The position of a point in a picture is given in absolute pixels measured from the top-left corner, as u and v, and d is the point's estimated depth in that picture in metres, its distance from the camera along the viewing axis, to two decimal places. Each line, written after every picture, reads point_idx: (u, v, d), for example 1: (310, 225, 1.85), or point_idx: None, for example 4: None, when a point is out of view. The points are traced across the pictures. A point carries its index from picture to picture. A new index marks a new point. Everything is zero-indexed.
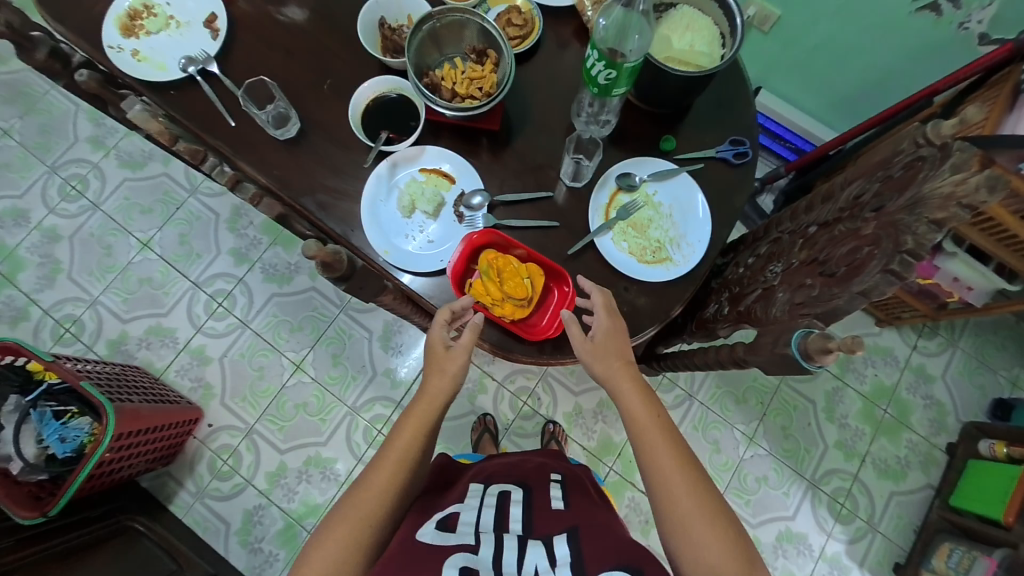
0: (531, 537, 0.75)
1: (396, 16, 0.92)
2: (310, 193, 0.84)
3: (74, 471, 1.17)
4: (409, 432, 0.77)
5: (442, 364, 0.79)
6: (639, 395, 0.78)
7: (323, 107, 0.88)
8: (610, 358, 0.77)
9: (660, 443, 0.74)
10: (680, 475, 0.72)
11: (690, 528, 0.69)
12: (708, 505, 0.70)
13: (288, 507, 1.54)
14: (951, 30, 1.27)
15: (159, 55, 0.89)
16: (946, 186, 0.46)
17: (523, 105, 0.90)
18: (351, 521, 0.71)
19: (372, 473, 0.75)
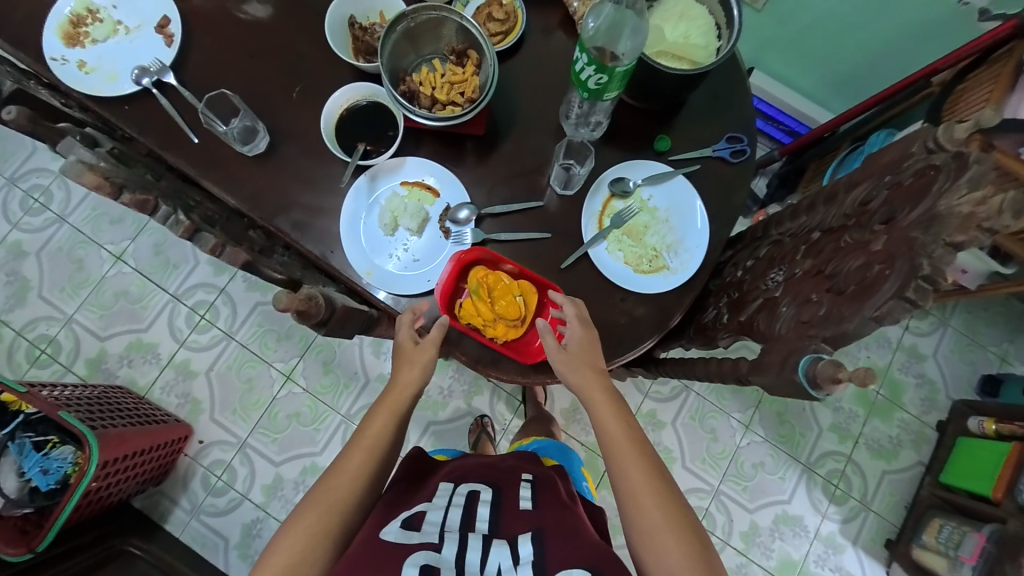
0: (496, 536, 0.73)
1: (367, 13, 0.84)
2: (285, 211, 0.79)
3: (61, 503, 1.14)
4: (380, 420, 0.80)
5: (415, 359, 0.78)
6: (610, 404, 0.76)
7: (292, 115, 0.82)
8: (579, 367, 0.75)
9: (628, 452, 0.74)
10: (647, 485, 0.71)
11: (654, 537, 0.68)
12: (674, 515, 0.69)
13: None
14: (951, 6, 1.21)
15: (109, 67, 0.81)
16: (964, 205, 0.43)
17: (508, 106, 0.85)
18: (319, 509, 0.72)
19: (344, 461, 0.77)
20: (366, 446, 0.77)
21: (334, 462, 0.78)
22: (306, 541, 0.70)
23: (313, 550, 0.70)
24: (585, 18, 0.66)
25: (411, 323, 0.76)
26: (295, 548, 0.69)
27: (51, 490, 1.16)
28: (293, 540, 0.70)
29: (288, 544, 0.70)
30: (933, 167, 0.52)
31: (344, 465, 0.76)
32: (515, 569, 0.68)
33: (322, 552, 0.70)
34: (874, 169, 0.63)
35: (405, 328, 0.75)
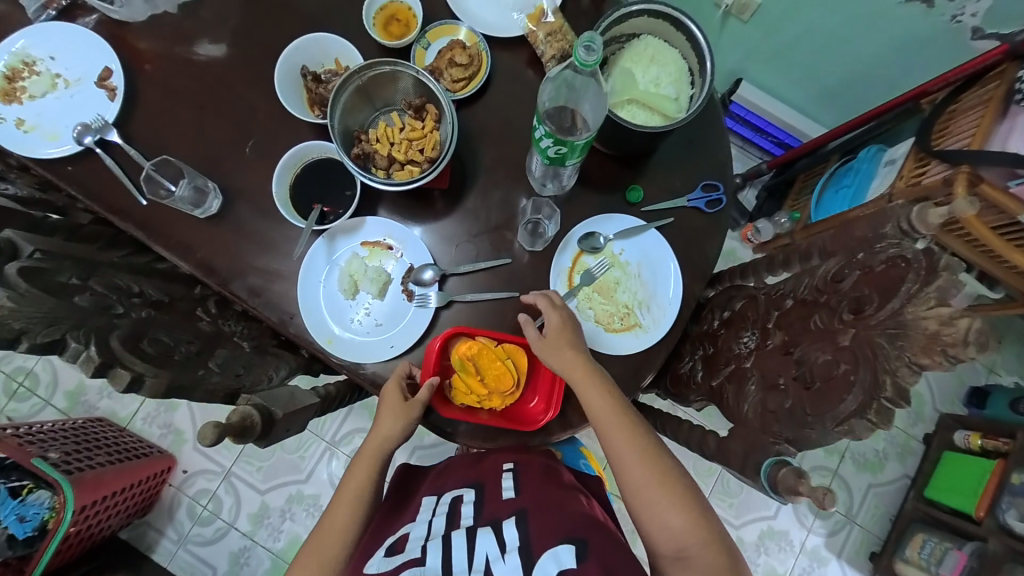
0: (480, 524, 0.70)
1: (321, 62, 0.80)
2: (242, 275, 0.75)
3: (40, 548, 1.13)
4: (358, 477, 0.75)
5: (396, 412, 0.72)
6: (590, 380, 0.68)
7: (245, 172, 0.78)
8: (558, 344, 0.71)
9: (615, 429, 0.67)
10: (636, 453, 0.66)
11: (650, 505, 0.64)
12: (666, 476, 0.65)
13: (274, 547, 1.52)
14: (940, 22, 1.12)
15: (50, 124, 0.77)
16: (931, 321, 0.42)
17: (472, 156, 0.81)
18: (316, 559, 0.71)
19: (328, 517, 0.74)
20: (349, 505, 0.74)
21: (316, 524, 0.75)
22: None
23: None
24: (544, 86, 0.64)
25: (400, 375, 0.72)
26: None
27: (29, 538, 1.15)
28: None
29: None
30: (903, 258, 0.49)
31: (328, 522, 0.73)
32: (503, 559, 0.63)
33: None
34: (848, 241, 0.59)
35: (393, 389, 0.72)
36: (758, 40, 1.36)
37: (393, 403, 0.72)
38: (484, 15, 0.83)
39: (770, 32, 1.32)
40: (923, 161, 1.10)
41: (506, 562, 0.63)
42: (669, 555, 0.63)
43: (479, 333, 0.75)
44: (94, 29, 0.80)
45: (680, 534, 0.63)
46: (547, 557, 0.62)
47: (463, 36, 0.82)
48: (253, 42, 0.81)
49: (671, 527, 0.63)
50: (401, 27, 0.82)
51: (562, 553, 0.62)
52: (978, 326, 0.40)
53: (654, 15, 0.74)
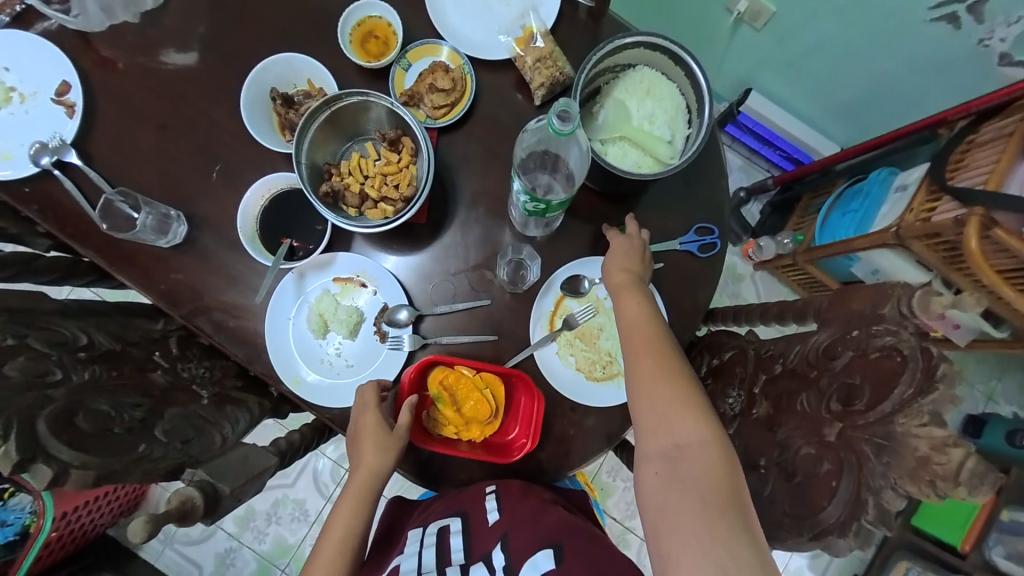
0: (472, 561, 0.65)
1: (293, 82, 0.76)
2: (206, 311, 0.72)
3: (25, 550, 1.09)
4: (348, 508, 0.70)
5: (382, 444, 0.67)
6: (631, 282, 0.66)
7: (211, 199, 0.74)
8: (620, 258, 0.68)
9: (640, 332, 0.62)
10: (659, 354, 0.59)
11: (650, 408, 0.56)
12: (689, 388, 0.56)
13: (261, 549, 1.45)
14: (967, 45, 1.02)
15: (4, 143, 0.73)
16: (922, 444, 0.40)
17: (452, 187, 0.76)
18: None
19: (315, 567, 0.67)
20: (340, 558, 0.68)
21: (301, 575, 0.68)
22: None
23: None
24: (524, 142, 0.66)
25: (379, 415, 0.67)
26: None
27: (11, 543, 1.12)
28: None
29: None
30: (898, 352, 0.45)
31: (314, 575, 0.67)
32: None
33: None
34: (844, 312, 0.56)
35: (370, 424, 0.66)
36: (770, 50, 1.27)
37: (377, 439, 0.66)
38: (468, 34, 0.77)
39: (783, 44, 1.23)
40: (934, 196, 1.01)
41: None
42: (659, 462, 0.53)
43: (459, 363, 0.69)
44: (50, 39, 0.76)
45: (682, 439, 0.53)
46: (530, 565, 0.60)
47: (447, 57, 0.77)
48: (221, 56, 0.76)
49: (674, 433, 0.53)
50: (379, 45, 0.78)
51: (543, 560, 0.59)
52: (973, 459, 0.39)
53: (650, 47, 0.69)
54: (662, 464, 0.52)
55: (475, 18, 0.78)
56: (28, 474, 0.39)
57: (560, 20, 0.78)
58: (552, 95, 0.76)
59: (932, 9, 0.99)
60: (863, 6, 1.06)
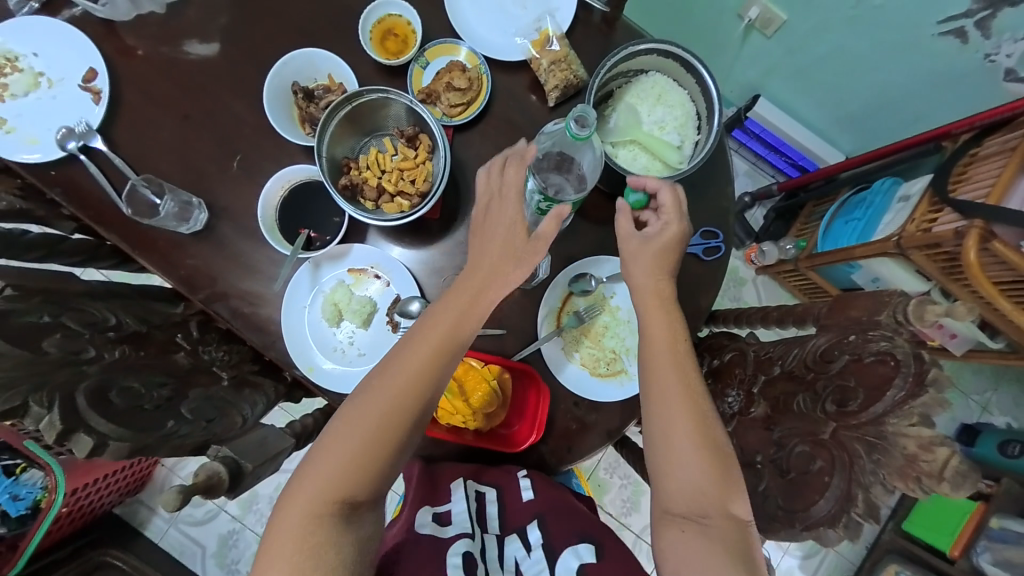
0: (506, 531, 0.71)
1: (314, 77, 0.78)
2: (224, 298, 0.74)
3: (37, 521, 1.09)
4: (430, 345, 0.58)
5: (511, 245, 0.62)
6: (661, 312, 0.62)
7: (230, 190, 0.76)
8: (648, 270, 0.63)
9: (668, 374, 0.58)
10: (687, 407, 0.56)
11: (676, 461, 0.55)
12: (714, 443, 0.55)
13: (262, 532, 1.41)
14: (974, 59, 1.04)
15: (31, 127, 0.76)
16: (911, 441, 0.43)
17: (465, 184, 0.78)
18: (346, 439, 0.55)
19: (347, 423, 0.55)
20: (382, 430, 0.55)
21: (326, 429, 0.57)
22: (308, 546, 0.50)
23: (313, 554, 0.50)
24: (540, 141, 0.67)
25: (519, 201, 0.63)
26: (286, 561, 0.49)
27: (22, 516, 1.14)
28: (291, 537, 0.50)
29: (282, 542, 0.50)
30: (892, 357, 0.48)
31: (345, 434, 0.55)
32: (529, 558, 0.67)
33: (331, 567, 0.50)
34: (842, 318, 0.58)
35: (506, 218, 0.62)
36: (780, 58, 1.27)
37: (506, 238, 0.62)
38: (485, 35, 0.79)
39: (792, 53, 1.24)
40: (936, 207, 1.03)
41: (530, 557, 0.67)
42: (680, 519, 0.54)
43: (469, 354, 0.73)
44: (77, 27, 0.78)
45: (703, 497, 0.53)
46: (569, 551, 0.66)
47: (465, 57, 0.79)
48: (243, 49, 0.78)
49: (696, 493, 0.54)
50: (399, 43, 0.79)
51: (583, 552, 0.66)
52: (956, 459, 0.41)
53: (664, 54, 0.71)
54: (682, 521, 0.54)
55: (493, 20, 0.80)
56: (71, 442, 0.41)
57: (575, 24, 0.80)
58: (565, 98, 0.78)
59: (940, 23, 1.01)
60: (874, 17, 1.07)
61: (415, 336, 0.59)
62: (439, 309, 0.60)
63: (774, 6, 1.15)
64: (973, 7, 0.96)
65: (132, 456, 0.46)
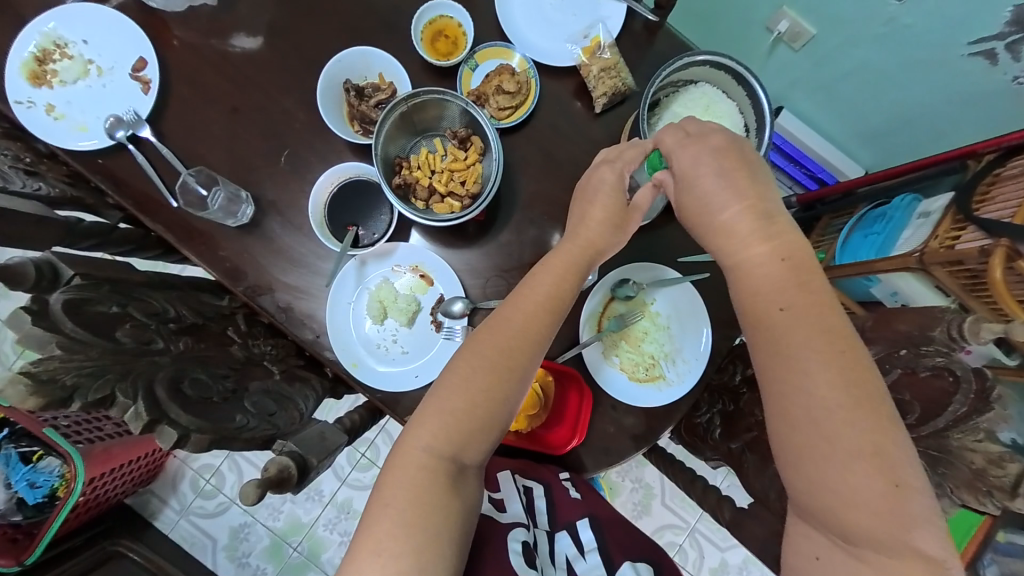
0: (557, 528, 0.68)
1: (364, 75, 0.78)
2: (268, 291, 0.75)
3: (55, 509, 1.06)
4: (528, 306, 0.54)
5: (612, 216, 0.60)
6: (789, 284, 0.48)
7: (278, 184, 0.77)
8: (745, 236, 0.50)
9: (784, 342, 0.46)
10: (842, 408, 0.43)
11: (802, 457, 0.44)
12: (885, 457, 0.42)
13: (274, 526, 1.37)
14: (1001, 81, 1.03)
15: (80, 115, 0.76)
16: (979, 457, 0.51)
17: (510, 185, 0.79)
18: (456, 397, 0.50)
19: (446, 387, 0.51)
20: (487, 396, 0.51)
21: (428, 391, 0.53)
22: (419, 507, 0.46)
23: (426, 516, 0.46)
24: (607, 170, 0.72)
25: (621, 174, 0.60)
26: (398, 523, 0.45)
27: (39, 505, 1.11)
28: (403, 501, 0.46)
29: (395, 498, 0.47)
30: (949, 373, 0.53)
31: (445, 400, 0.50)
32: (584, 559, 0.66)
33: (441, 537, 0.46)
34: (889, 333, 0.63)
35: (608, 189, 0.59)
36: (806, 73, 1.27)
37: (611, 204, 0.59)
38: (534, 40, 0.80)
39: (819, 68, 1.24)
40: (960, 224, 1.01)
41: (586, 560, 0.66)
42: (825, 543, 0.44)
43: None
44: (128, 15, 0.78)
45: (858, 516, 0.42)
46: (628, 565, 0.66)
47: (515, 61, 0.79)
48: (293, 44, 0.79)
49: (855, 520, 0.42)
50: (448, 45, 0.80)
51: (641, 569, 0.67)
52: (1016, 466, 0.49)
53: (716, 66, 0.72)
54: (830, 544, 0.44)
55: (542, 25, 0.80)
56: (157, 434, 0.45)
57: (623, 32, 0.81)
58: (612, 105, 0.79)
59: (971, 44, 1.01)
60: (905, 37, 1.07)
61: (519, 297, 0.55)
62: (542, 269, 0.56)
63: (805, 20, 1.15)
64: (1005, 29, 0.95)
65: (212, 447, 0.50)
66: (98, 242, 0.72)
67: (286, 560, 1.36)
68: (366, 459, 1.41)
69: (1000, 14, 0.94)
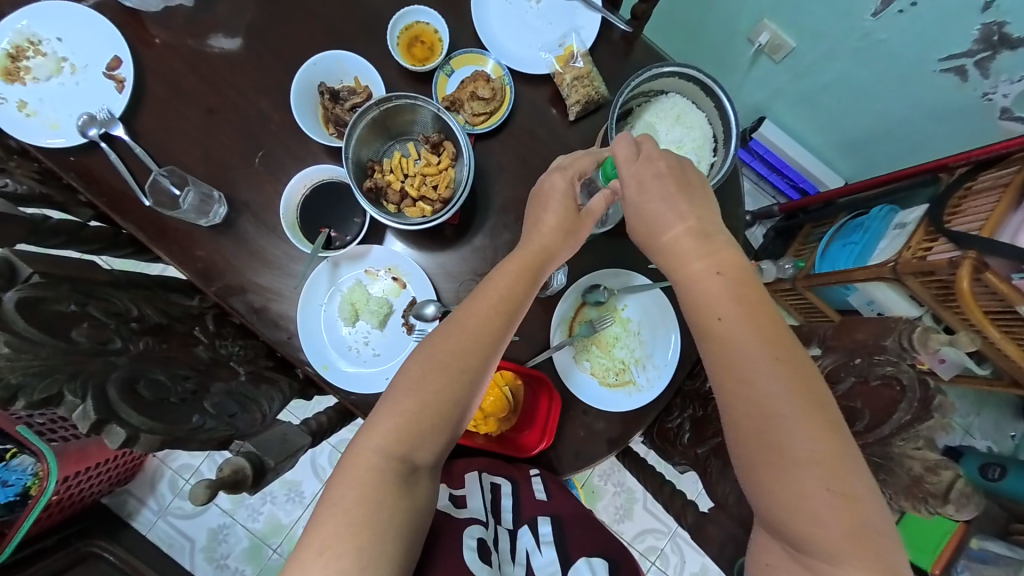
0: (518, 523, 0.67)
1: (341, 79, 0.79)
2: (240, 292, 0.75)
3: (28, 509, 1.04)
4: (484, 310, 0.55)
5: (564, 224, 0.61)
6: (733, 296, 0.48)
7: (253, 185, 0.77)
8: (688, 247, 0.51)
9: (734, 356, 0.46)
10: (792, 421, 0.44)
11: (761, 474, 0.45)
12: (841, 471, 0.43)
13: (254, 527, 1.36)
14: (971, 96, 1.04)
15: (53, 112, 0.76)
16: (917, 463, 0.52)
17: (484, 189, 0.80)
18: (409, 401, 0.51)
19: (403, 389, 0.52)
20: (438, 396, 0.51)
21: (381, 396, 0.53)
22: (366, 505, 0.46)
23: (374, 514, 0.46)
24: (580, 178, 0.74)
25: (571, 181, 0.62)
26: (346, 523, 0.44)
27: (11, 503, 1.08)
28: (351, 500, 0.46)
29: (343, 499, 0.46)
30: (898, 382, 0.55)
31: (398, 403, 0.51)
32: (541, 553, 0.64)
33: (387, 530, 0.46)
34: (846, 341, 0.64)
35: (560, 198, 0.62)
36: (786, 84, 1.29)
37: (563, 211, 0.61)
38: (511, 48, 0.81)
39: (797, 80, 1.26)
40: (931, 236, 1.01)
41: (543, 555, 0.64)
42: (781, 555, 0.45)
43: None
44: (104, 14, 0.78)
45: (816, 530, 0.42)
46: (584, 561, 0.65)
47: (491, 68, 0.80)
48: (270, 46, 0.79)
49: (811, 534, 0.42)
50: (426, 50, 0.81)
51: (598, 565, 0.65)
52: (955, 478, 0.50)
53: (685, 78, 0.74)
54: (787, 558, 0.45)
55: (518, 33, 0.82)
56: (105, 435, 0.45)
57: (598, 42, 0.82)
58: (586, 113, 0.81)
59: (941, 60, 1.02)
60: (879, 49, 1.08)
61: (473, 303, 0.56)
62: (498, 273, 0.57)
63: (784, 32, 1.17)
64: (973, 47, 0.97)
65: (160, 448, 0.50)
66: (69, 239, 0.72)
67: (266, 563, 1.35)
68: None
69: (968, 32, 0.95)
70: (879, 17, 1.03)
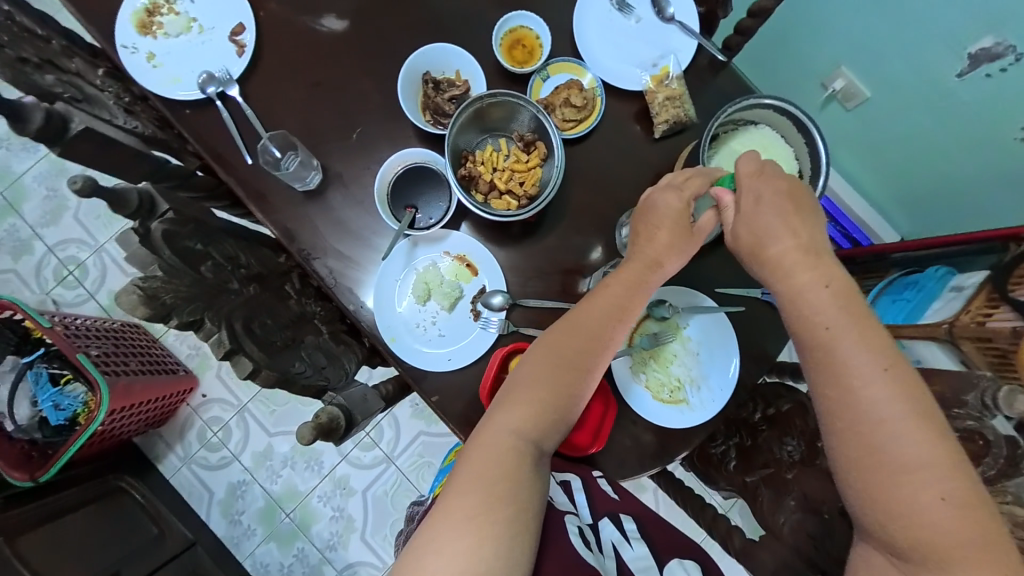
0: (599, 516, 0.66)
1: (444, 70, 0.83)
2: (322, 256, 0.79)
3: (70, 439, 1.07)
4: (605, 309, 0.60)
5: (666, 233, 0.63)
6: (841, 310, 0.52)
7: (346, 158, 0.81)
8: (797, 264, 0.54)
9: (847, 367, 0.50)
10: (904, 430, 0.47)
11: (872, 481, 0.48)
12: (954, 481, 0.46)
13: (271, 489, 1.39)
14: None
15: (175, 67, 0.81)
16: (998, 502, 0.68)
17: (563, 192, 0.82)
18: (540, 382, 0.56)
19: (529, 381, 0.56)
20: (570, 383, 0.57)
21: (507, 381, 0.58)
22: (512, 477, 0.50)
23: (521, 486, 0.50)
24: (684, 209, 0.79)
25: (686, 201, 0.64)
26: (497, 491, 0.48)
27: (60, 427, 1.12)
28: (498, 472, 0.49)
29: (489, 471, 0.50)
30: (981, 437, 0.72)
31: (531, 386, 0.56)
32: (630, 546, 0.64)
33: (530, 504, 0.49)
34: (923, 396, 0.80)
35: (675, 214, 0.63)
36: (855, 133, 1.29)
37: (676, 227, 0.64)
38: (607, 61, 0.84)
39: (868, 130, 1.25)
40: None
41: (632, 548, 0.64)
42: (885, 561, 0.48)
43: None
44: None
45: (932, 538, 0.45)
46: (676, 562, 0.65)
47: (585, 79, 0.83)
48: (379, 30, 0.83)
49: (927, 542, 0.45)
50: (525, 53, 0.85)
51: (690, 566, 0.65)
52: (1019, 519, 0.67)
53: (778, 111, 0.75)
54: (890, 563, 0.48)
55: (615, 49, 0.84)
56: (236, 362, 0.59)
57: (690, 66, 0.84)
58: (672, 133, 0.83)
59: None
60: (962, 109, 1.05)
61: (593, 303, 0.61)
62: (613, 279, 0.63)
63: (860, 82, 1.17)
64: None
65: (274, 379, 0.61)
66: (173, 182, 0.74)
67: (278, 526, 1.37)
68: (369, 439, 1.42)
69: None
70: (965, 78, 1.01)
